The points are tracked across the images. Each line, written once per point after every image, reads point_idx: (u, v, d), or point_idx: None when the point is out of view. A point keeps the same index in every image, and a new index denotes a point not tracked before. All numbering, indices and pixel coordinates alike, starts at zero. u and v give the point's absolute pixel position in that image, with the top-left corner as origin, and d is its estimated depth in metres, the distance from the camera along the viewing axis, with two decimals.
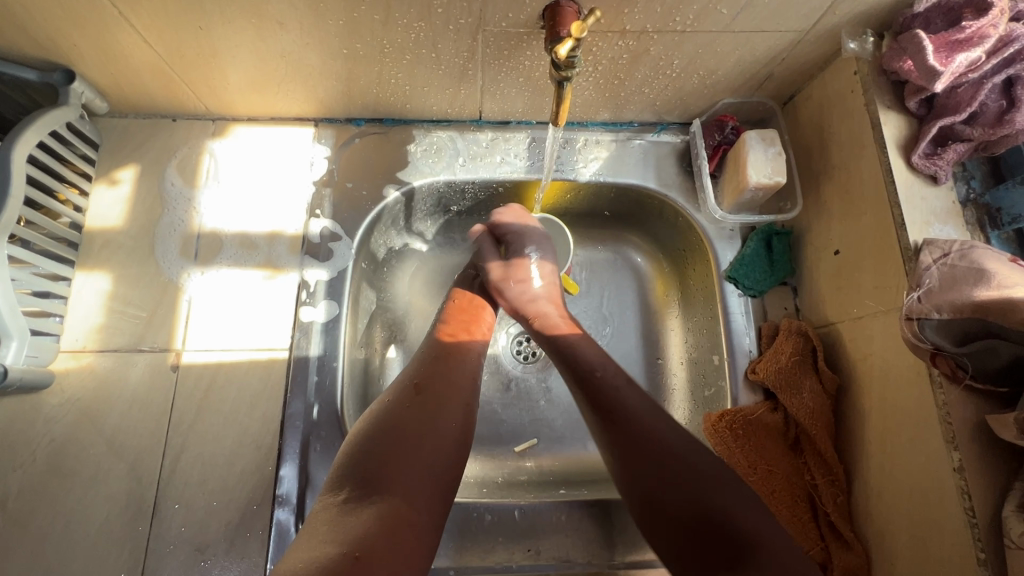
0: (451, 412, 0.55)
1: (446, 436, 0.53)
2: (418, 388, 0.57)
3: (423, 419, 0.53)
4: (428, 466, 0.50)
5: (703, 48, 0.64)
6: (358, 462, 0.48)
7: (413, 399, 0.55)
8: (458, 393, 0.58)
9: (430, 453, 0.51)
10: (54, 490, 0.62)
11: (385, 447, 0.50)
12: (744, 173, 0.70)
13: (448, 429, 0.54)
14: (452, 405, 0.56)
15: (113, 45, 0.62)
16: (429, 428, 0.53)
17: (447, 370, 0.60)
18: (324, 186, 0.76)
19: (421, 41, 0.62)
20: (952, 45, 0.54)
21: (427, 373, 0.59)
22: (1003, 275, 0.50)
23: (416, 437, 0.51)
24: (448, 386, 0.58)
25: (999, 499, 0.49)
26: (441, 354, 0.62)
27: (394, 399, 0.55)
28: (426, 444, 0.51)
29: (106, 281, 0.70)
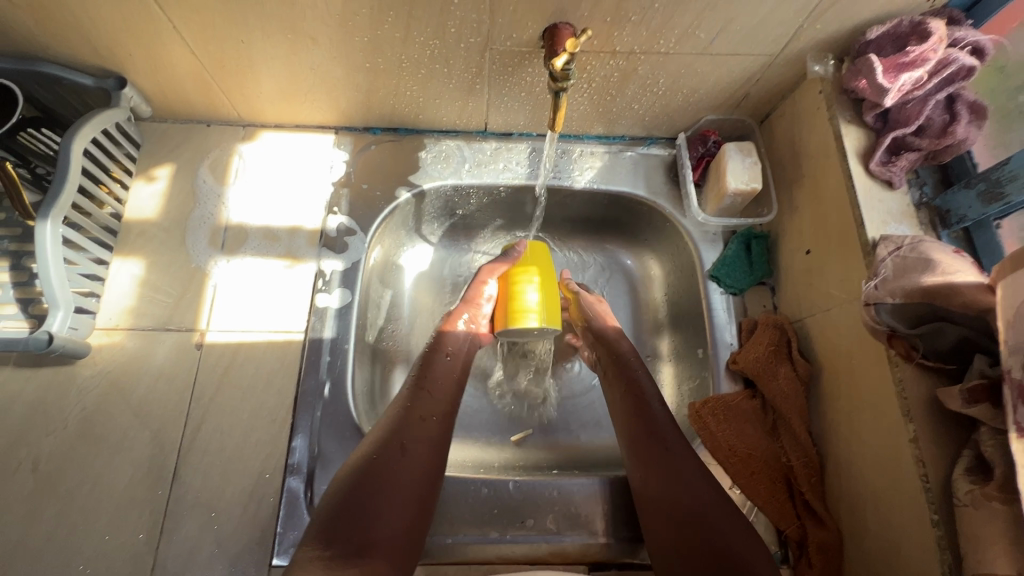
0: (418, 465, 0.60)
1: (415, 476, 0.59)
2: (392, 450, 0.60)
3: (393, 474, 0.58)
4: (396, 515, 0.55)
5: (685, 68, 0.72)
6: (338, 526, 0.52)
7: (380, 461, 0.58)
8: (431, 444, 0.63)
9: (398, 511, 0.56)
10: (82, 454, 0.67)
11: (353, 512, 0.54)
12: (723, 180, 0.77)
13: (416, 477, 0.59)
14: (420, 457, 0.61)
15: (163, 55, 0.70)
16: (397, 487, 0.57)
17: (418, 423, 0.64)
18: (341, 187, 0.84)
19: (435, 58, 0.70)
20: (899, 66, 0.62)
21: (395, 431, 0.62)
22: (946, 264, 0.56)
23: (384, 502, 0.55)
24: (426, 438, 0.63)
25: (951, 465, 0.54)
26: (409, 409, 0.65)
27: (371, 450, 0.59)
28: (395, 504, 0.56)
29: (141, 266, 0.77)
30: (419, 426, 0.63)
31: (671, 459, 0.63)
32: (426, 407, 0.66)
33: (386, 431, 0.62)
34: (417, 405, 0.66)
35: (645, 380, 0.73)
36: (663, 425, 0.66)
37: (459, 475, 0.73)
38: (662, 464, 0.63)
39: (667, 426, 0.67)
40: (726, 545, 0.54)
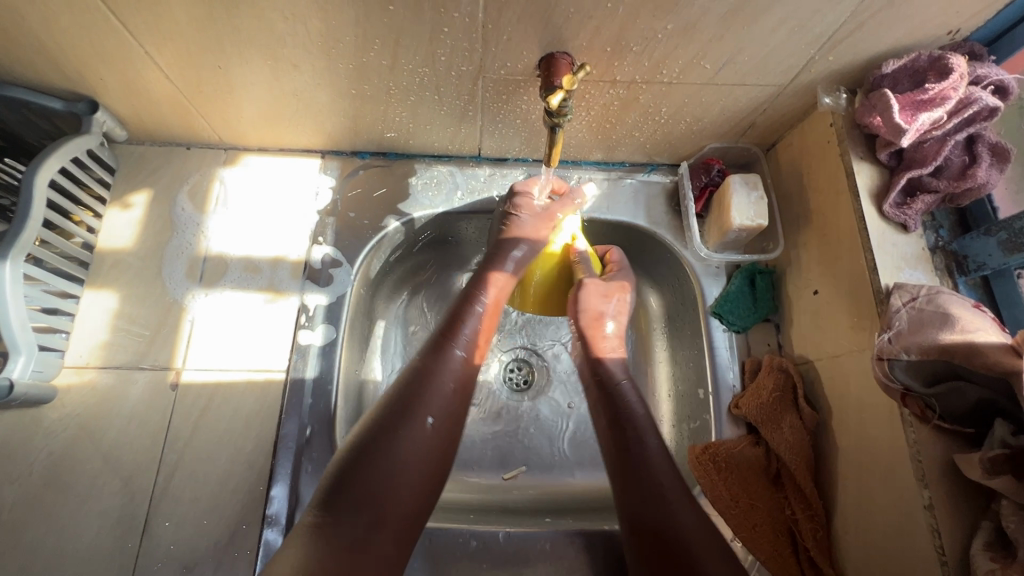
0: (433, 436, 0.58)
1: (430, 443, 0.58)
2: (411, 416, 0.58)
3: (406, 447, 0.56)
4: (413, 472, 0.55)
5: (688, 98, 0.68)
6: (349, 495, 0.52)
7: (393, 430, 0.56)
8: (450, 413, 0.61)
9: (410, 486, 0.55)
10: (48, 504, 0.63)
11: (367, 482, 0.53)
12: (728, 215, 0.73)
13: (431, 454, 0.57)
14: (439, 429, 0.59)
15: (137, 79, 0.66)
16: (412, 460, 0.56)
17: (439, 392, 0.60)
18: (327, 215, 0.80)
19: (425, 85, 0.66)
20: (917, 104, 0.58)
21: (412, 398, 0.59)
22: (966, 320, 0.53)
23: (395, 474, 0.54)
24: (443, 408, 0.60)
25: (969, 537, 0.51)
26: (430, 369, 0.62)
27: (391, 409, 0.58)
28: (408, 477, 0.55)
29: (114, 299, 0.73)
30: (440, 393, 0.61)
31: (645, 455, 0.63)
32: (445, 373, 0.62)
33: (405, 387, 0.60)
34: (437, 363, 0.62)
35: (624, 377, 0.72)
36: (643, 428, 0.65)
37: (448, 523, 0.69)
38: (637, 457, 0.63)
39: (648, 431, 0.65)
40: (698, 564, 0.54)
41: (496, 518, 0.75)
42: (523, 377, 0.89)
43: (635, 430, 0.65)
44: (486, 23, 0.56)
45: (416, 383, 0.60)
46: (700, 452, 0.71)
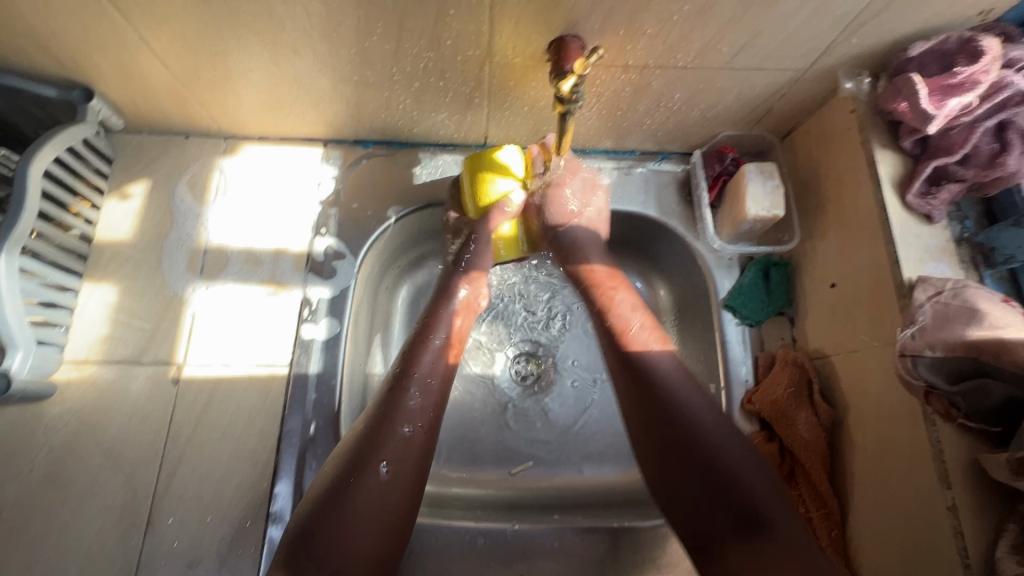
0: (395, 481, 0.52)
1: (392, 487, 0.52)
2: (366, 465, 0.52)
3: (360, 498, 0.50)
4: (372, 520, 0.50)
5: (703, 83, 0.66)
6: (306, 553, 0.46)
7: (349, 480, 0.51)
8: (412, 460, 0.54)
9: (370, 539, 0.49)
10: (49, 501, 0.62)
11: (321, 539, 0.47)
12: (742, 205, 0.71)
13: (394, 503, 0.51)
14: (400, 475, 0.53)
15: (132, 66, 0.64)
16: (370, 510, 0.50)
17: (397, 435, 0.55)
18: (330, 205, 0.78)
19: (430, 70, 0.64)
20: (946, 89, 0.55)
21: (368, 445, 0.53)
22: (994, 316, 0.51)
23: (353, 526, 0.48)
24: (402, 454, 0.54)
25: (993, 540, 0.49)
26: (385, 409, 0.56)
27: (343, 458, 0.53)
28: (367, 530, 0.49)
29: (113, 293, 0.71)
30: (396, 438, 0.55)
31: (686, 411, 0.55)
32: (403, 417, 0.56)
33: (358, 433, 0.55)
34: (393, 407, 0.57)
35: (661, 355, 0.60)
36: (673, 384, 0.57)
37: (454, 520, 0.68)
38: (674, 414, 0.55)
39: (681, 389, 0.57)
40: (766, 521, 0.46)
41: (503, 514, 0.74)
42: (529, 370, 0.87)
43: (691, 424, 0.54)
44: (493, 5, 0.53)
45: (371, 429, 0.55)
46: None
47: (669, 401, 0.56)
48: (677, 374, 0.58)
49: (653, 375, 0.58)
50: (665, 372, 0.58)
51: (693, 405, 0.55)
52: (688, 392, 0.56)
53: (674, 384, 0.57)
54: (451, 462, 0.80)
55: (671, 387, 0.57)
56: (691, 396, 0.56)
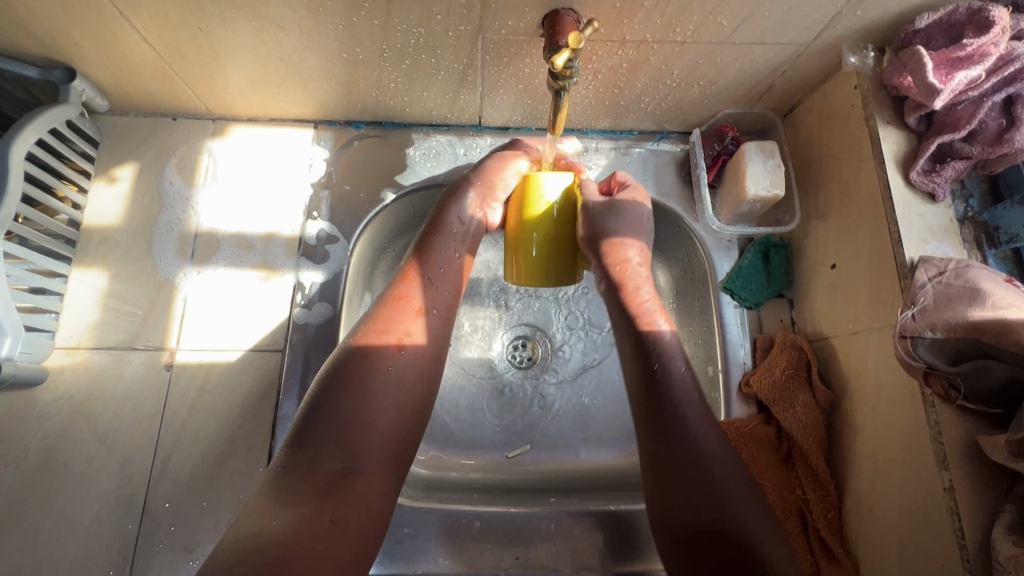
0: (400, 392, 0.53)
1: (390, 403, 0.52)
2: (365, 373, 0.52)
3: (364, 403, 0.50)
4: (371, 429, 0.50)
5: (703, 59, 0.64)
6: (305, 458, 0.47)
7: (350, 385, 0.51)
8: (409, 379, 0.54)
9: (377, 451, 0.50)
10: (45, 487, 0.62)
11: (318, 442, 0.48)
12: (742, 185, 0.69)
13: (396, 413, 0.52)
14: (399, 388, 0.53)
15: (114, 44, 0.62)
16: (373, 421, 0.50)
17: (394, 350, 0.54)
18: (322, 187, 0.77)
19: (421, 46, 0.62)
20: (952, 62, 0.53)
21: (369, 357, 0.53)
22: (997, 296, 0.50)
23: (356, 426, 0.49)
24: (399, 372, 0.54)
25: (989, 521, 0.49)
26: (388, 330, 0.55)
27: (339, 367, 0.53)
28: (363, 440, 0.49)
29: (103, 278, 0.70)
30: (391, 353, 0.54)
31: (691, 427, 0.54)
32: (400, 332, 0.56)
33: (357, 343, 0.54)
34: (392, 321, 0.56)
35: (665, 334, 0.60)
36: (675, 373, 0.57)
37: (451, 503, 0.68)
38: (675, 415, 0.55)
39: (691, 398, 0.56)
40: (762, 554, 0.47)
41: (500, 497, 0.74)
42: (526, 354, 0.86)
43: (711, 472, 0.52)
44: None
45: (367, 340, 0.54)
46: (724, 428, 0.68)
47: (685, 436, 0.54)
48: (693, 400, 0.56)
49: (673, 399, 0.56)
50: (680, 396, 0.56)
51: (693, 414, 0.55)
52: (703, 429, 0.54)
53: (692, 417, 0.55)
54: (448, 445, 0.80)
55: (689, 420, 0.55)
56: (709, 441, 0.53)
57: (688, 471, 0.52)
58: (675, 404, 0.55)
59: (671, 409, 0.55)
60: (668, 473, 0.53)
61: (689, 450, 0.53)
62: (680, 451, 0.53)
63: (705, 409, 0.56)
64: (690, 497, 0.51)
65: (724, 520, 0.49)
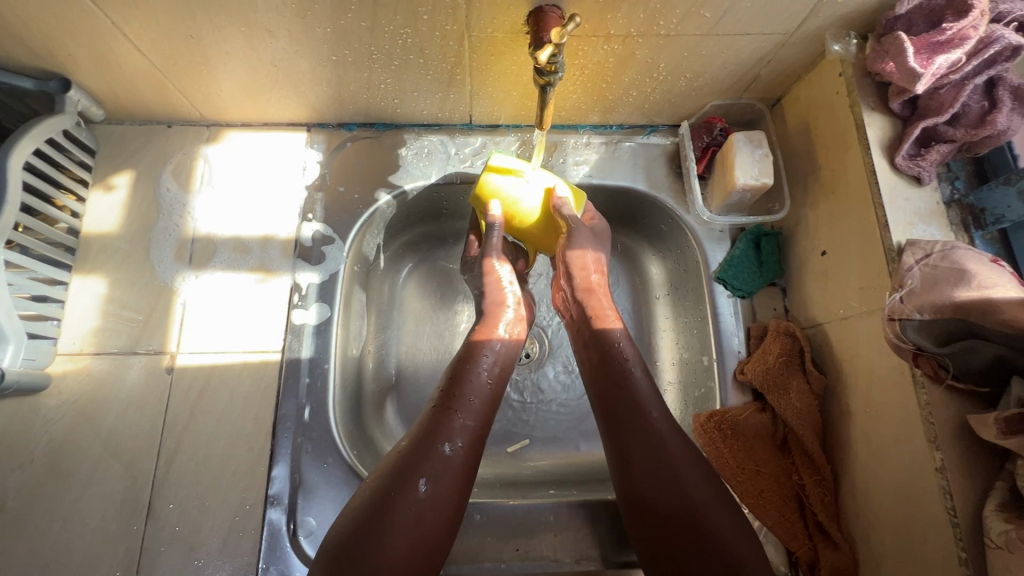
0: (438, 496, 0.52)
1: (434, 507, 0.51)
2: (408, 481, 0.51)
3: (403, 511, 0.50)
4: (414, 530, 0.49)
5: (688, 51, 0.64)
6: (347, 560, 0.47)
7: (400, 487, 0.51)
8: (449, 481, 0.53)
9: (406, 558, 0.48)
10: (51, 491, 0.63)
11: (364, 549, 0.47)
12: (731, 175, 0.70)
13: (436, 520, 0.51)
14: (439, 494, 0.52)
15: (108, 54, 0.63)
16: (412, 528, 0.49)
17: (437, 454, 0.54)
18: (316, 190, 0.77)
19: (409, 47, 0.63)
20: (933, 46, 0.54)
21: (412, 459, 0.53)
22: (983, 276, 0.50)
23: (394, 529, 0.49)
24: (444, 474, 0.53)
25: (982, 498, 0.49)
26: (434, 431, 0.55)
27: (389, 468, 0.53)
28: (402, 545, 0.48)
29: (103, 284, 0.71)
30: (435, 458, 0.53)
31: (639, 397, 0.60)
32: (443, 434, 0.55)
33: (408, 443, 0.55)
34: (442, 426, 0.56)
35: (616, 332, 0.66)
36: (626, 355, 0.64)
37: None
38: (627, 397, 0.60)
39: (639, 376, 0.62)
40: (696, 511, 0.52)
41: (500, 491, 0.74)
42: (524, 350, 0.87)
43: (669, 452, 0.56)
44: None
45: (416, 445, 0.54)
46: (720, 417, 0.69)
47: (646, 429, 0.58)
48: (650, 396, 0.60)
49: (638, 403, 0.60)
50: (635, 376, 0.62)
51: (647, 389, 0.61)
52: (655, 414, 0.59)
53: (647, 399, 0.60)
54: None
55: (651, 417, 0.59)
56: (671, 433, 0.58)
57: (649, 461, 0.56)
58: (635, 403, 0.60)
59: (631, 411, 0.59)
60: (628, 457, 0.57)
61: (647, 435, 0.58)
62: (640, 438, 0.57)
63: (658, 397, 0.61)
64: (650, 476, 0.55)
65: (671, 489, 0.54)
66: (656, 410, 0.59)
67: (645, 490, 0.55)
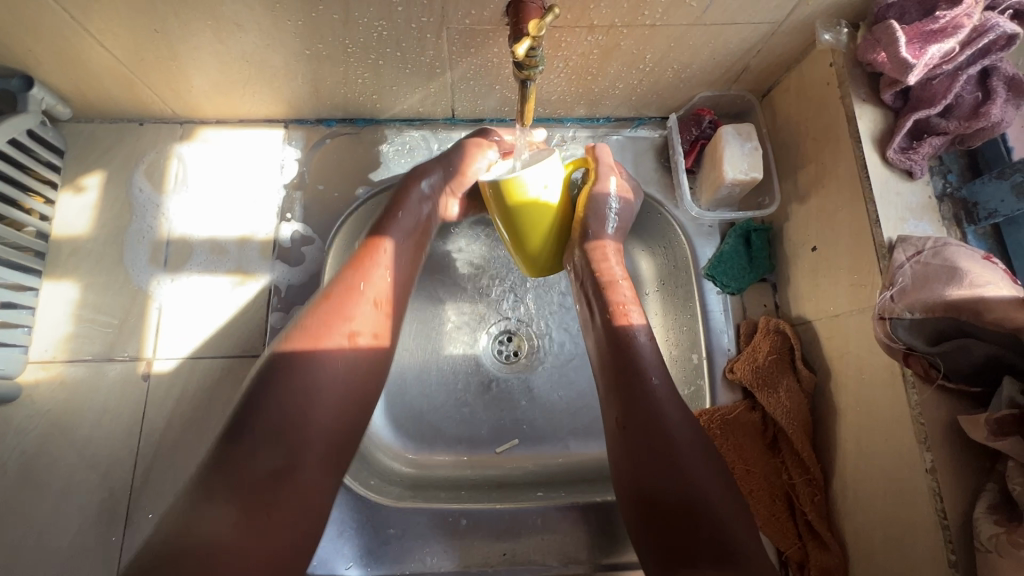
0: (334, 395, 0.52)
1: (332, 406, 0.52)
2: (310, 349, 0.52)
3: (305, 385, 0.51)
4: (313, 423, 0.50)
5: (675, 42, 0.62)
6: (235, 469, 0.46)
7: (287, 382, 0.50)
8: (344, 372, 0.53)
9: (311, 454, 0.50)
10: (26, 502, 0.62)
11: (255, 450, 0.47)
12: (720, 169, 0.68)
13: (336, 393, 0.52)
14: (330, 386, 0.52)
15: (71, 51, 0.60)
16: (305, 421, 0.50)
17: (333, 350, 0.53)
18: (295, 189, 0.75)
19: (385, 40, 0.60)
20: (925, 36, 0.52)
21: (299, 354, 0.52)
22: (975, 274, 0.49)
23: (312, 400, 0.51)
24: (348, 364, 0.54)
25: (972, 500, 0.49)
26: (317, 328, 0.54)
27: (278, 366, 0.51)
28: (297, 445, 0.49)
29: (75, 289, 0.69)
30: (330, 351, 0.53)
31: (648, 388, 0.58)
32: (334, 328, 0.54)
33: (296, 335, 0.54)
34: (329, 318, 0.54)
35: (637, 328, 0.63)
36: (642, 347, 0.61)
37: (438, 502, 0.68)
38: (638, 387, 0.58)
39: (651, 363, 0.60)
40: (700, 501, 0.52)
41: (487, 494, 0.73)
42: (513, 348, 0.85)
43: (676, 450, 0.54)
44: None
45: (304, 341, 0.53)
46: (710, 417, 0.67)
47: (654, 421, 0.56)
48: (660, 386, 0.59)
49: (650, 400, 0.57)
50: (649, 369, 0.60)
51: (659, 381, 0.59)
52: (666, 404, 0.57)
53: (658, 391, 0.58)
54: (436, 445, 0.80)
55: (668, 420, 0.56)
56: (681, 428, 0.56)
57: (654, 449, 0.55)
58: (644, 392, 0.58)
59: (641, 398, 0.58)
60: (631, 443, 0.56)
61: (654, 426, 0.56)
62: (643, 424, 0.56)
63: (670, 388, 0.59)
64: (651, 469, 0.54)
65: (676, 478, 0.53)
66: (669, 400, 0.58)
67: (648, 478, 0.54)
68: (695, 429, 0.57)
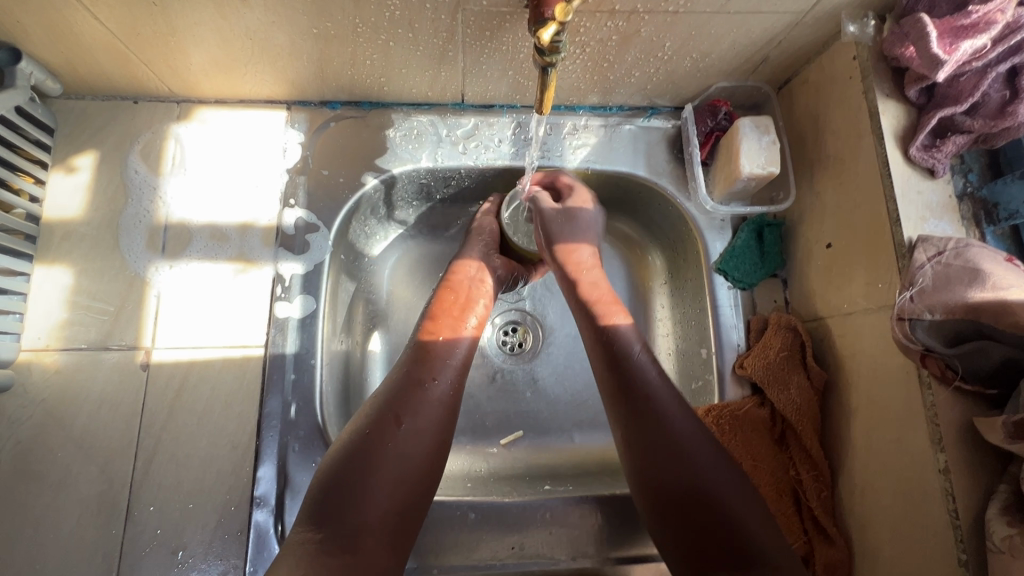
0: (417, 445, 0.54)
1: (420, 454, 0.54)
2: (387, 422, 0.54)
3: (390, 458, 0.52)
4: (396, 466, 0.52)
5: (697, 30, 0.60)
6: (324, 508, 0.49)
7: (382, 430, 0.53)
8: (433, 422, 0.56)
9: (393, 497, 0.51)
10: (22, 494, 0.60)
11: (347, 492, 0.49)
12: (736, 163, 0.67)
13: (414, 460, 0.53)
14: (420, 438, 0.55)
15: (62, 23, 0.57)
16: (396, 468, 0.52)
17: (422, 397, 0.57)
18: (298, 173, 0.73)
19: (397, 20, 0.58)
20: (957, 31, 0.51)
21: (394, 402, 0.56)
22: (998, 276, 0.49)
23: (400, 441, 0.53)
24: (428, 415, 0.56)
25: (984, 500, 0.49)
26: (409, 377, 0.58)
27: (373, 415, 0.55)
28: (385, 487, 0.51)
29: (69, 275, 0.66)
30: (424, 404, 0.57)
31: (641, 381, 0.59)
32: (425, 380, 0.58)
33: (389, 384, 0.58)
34: (419, 371, 0.59)
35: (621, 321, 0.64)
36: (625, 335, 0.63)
37: (444, 496, 0.67)
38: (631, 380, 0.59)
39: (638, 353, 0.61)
40: (711, 497, 0.52)
41: (494, 487, 0.73)
42: (517, 340, 0.85)
43: (680, 447, 0.55)
44: None
45: (400, 389, 0.57)
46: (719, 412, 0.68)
47: (655, 418, 0.57)
48: (653, 375, 0.60)
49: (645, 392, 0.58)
50: (640, 362, 0.60)
51: (647, 373, 0.60)
52: (663, 397, 0.58)
53: (651, 384, 0.59)
54: None
55: (665, 415, 0.57)
56: (696, 446, 0.55)
57: (661, 451, 0.55)
58: (640, 387, 0.59)
59: (641, 411, 0.57)
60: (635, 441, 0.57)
61: (666, 437, 0.56)
62: (641, 422, 0.57)
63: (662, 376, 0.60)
64: (661, 470, 0.55)
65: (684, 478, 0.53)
66: (659, 393, 0.58)
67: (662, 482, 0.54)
68: (702, 436, 0.56)
